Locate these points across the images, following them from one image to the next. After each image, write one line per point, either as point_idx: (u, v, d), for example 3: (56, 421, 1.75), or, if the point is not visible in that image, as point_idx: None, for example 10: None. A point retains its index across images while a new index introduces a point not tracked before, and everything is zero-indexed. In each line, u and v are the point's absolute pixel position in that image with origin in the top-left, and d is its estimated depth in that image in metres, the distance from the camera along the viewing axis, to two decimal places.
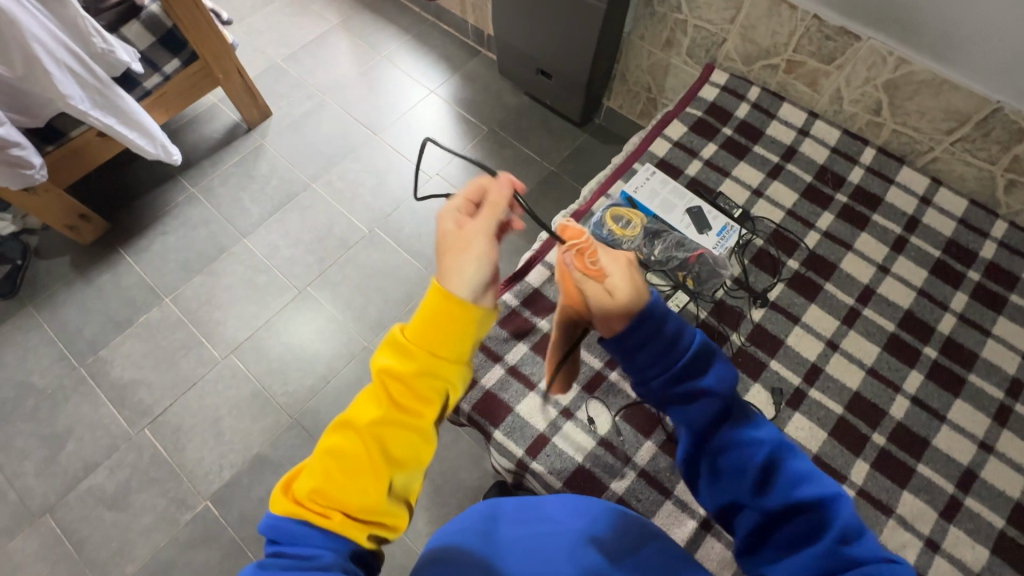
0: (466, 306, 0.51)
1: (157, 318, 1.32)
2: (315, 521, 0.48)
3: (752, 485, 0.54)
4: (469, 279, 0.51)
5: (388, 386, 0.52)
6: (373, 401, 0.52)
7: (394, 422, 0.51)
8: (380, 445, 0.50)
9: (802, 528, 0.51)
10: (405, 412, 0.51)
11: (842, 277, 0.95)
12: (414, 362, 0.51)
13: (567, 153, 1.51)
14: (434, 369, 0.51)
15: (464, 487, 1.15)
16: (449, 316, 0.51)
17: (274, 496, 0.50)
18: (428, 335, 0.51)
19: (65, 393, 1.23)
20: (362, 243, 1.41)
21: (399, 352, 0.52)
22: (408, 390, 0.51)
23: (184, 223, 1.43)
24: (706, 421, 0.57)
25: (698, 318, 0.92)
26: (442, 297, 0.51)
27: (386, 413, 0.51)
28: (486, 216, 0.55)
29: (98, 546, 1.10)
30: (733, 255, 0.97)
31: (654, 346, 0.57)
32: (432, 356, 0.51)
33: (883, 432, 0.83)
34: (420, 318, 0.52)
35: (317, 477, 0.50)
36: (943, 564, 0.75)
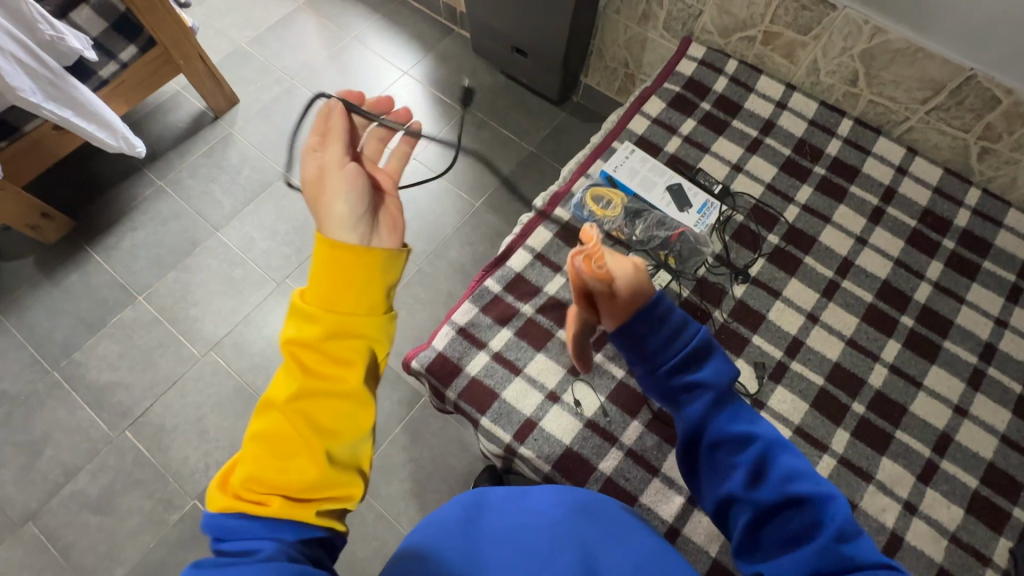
0: (359, 256, 0.54)
1: (131, 317, 1.28)
2: (251, 511, 0.50)
3: (747, 479, 0.57)
4: (342, 222, 0.55)
5: (302, 356, 0.54)
6: (293, 375, 0.54)
7: (314, 391, 0.53)
8: (304, 417, 0.52)
9: (797, 523, 0.54)
10: (323, 375, 0.54)
11: (821, 250, 0.95)
12: (321, 324, 0.54)
13: (546, 133, 1.48)
14: (345, 327, 0.54)
15: (454, 473, 1.15)
16: (350, 274, 0.54)
17: (211, 494, 0.52)
18: (329, 295, 0.54)
19: (39, 399, 1.20)
20: None
21: (305, 320, 0.55)
22: (322, 355, 0.54)
23: (153, 218, 1.38)
24: (703, 415, 0.60)
25: (681, 296, 0.92)
26: (332, 255, 0.54)
27: (302, 383, 0.53)
28: (338, 144, 0.58)
29: (85, 551, 1.09)
30: (713, 232, 0.97)
31: (654, 342, 0.60)
32: (338, 315, 0.54)
33: (863, 401, 0.85)
34: (317, 283, 0.55)
35: (250, 465, 0.51)
36: (921, 525, 0.78)
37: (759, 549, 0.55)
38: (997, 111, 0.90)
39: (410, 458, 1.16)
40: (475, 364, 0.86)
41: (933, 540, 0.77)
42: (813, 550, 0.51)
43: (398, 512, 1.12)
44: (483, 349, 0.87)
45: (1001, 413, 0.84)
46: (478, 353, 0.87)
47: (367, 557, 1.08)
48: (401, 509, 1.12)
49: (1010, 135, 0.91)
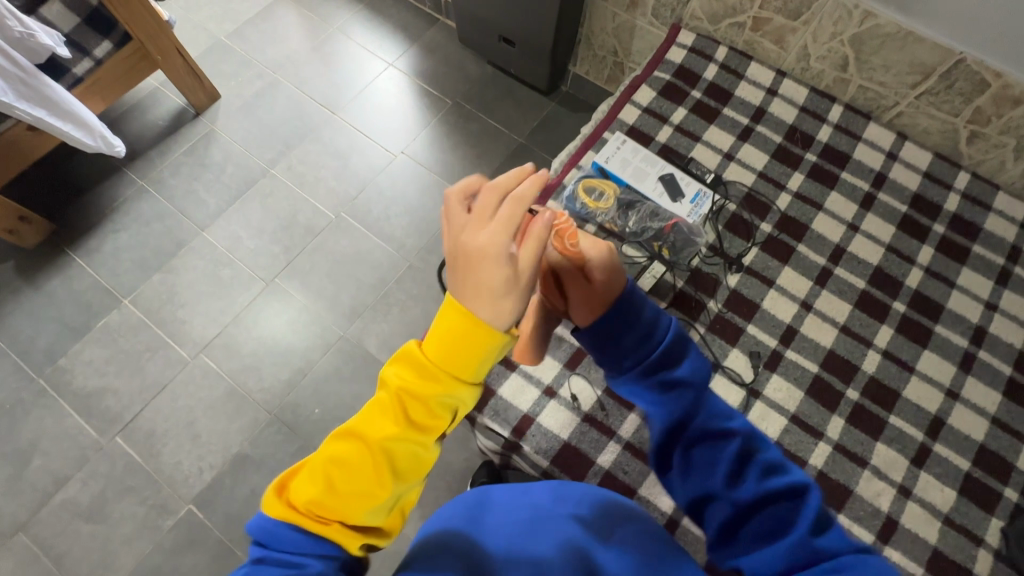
0: (490, 334, 0.49)
1: (116, 321, 1.25)
2: (308, 529, 0.49)
3: (723, 474, 0.55)
4: (503, 310, 0.48)
5: (404, 403, 0.51)
6: (387, 416, 0.52)
7: (404, 440, 0.51)
8: (388, 465, 0.51)
9: (772, 518, 0.52)
10: (412, 430, 0.52)
11: (813, 237, 0.95)
12: (433, 381, 0.51)
13: (535, 124, 1.46)
14: (448, 390, 0.51)
15: (451, 469, 1.15)
16: (476, 342, 0.49)
17: (267, 497, 0.51)
18: (452, 358, 0.50)
19: (24, 407, 1.17)
20: (329, 229, 1.36)
21: (416, 366, 0.52)
22: (421, 409, 0.51)
23: (136, 219, 1.35)
24: (680, 409, 0.59)
25: (675, 287, 0.92)
26: (465, 320, 0.49)
27: (399, 432, 0.51)
28: (532, 231, 0.48)
29: (79, 560, 1.07)
30: (707, 222, 0.96)
31: (629, 333, 0.63)
32: (450, 377, 0.51)
33: (857, 387, 0.85)
34: (445, 336, 0.50)
35: (317, 485, 0.50)
36: (915, 508, 0.79)
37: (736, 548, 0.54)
38: (986, 95, 0.89)
39: None
40: None
41: (927, 523, 0.78)
42: (787, 543, 0.49)
43: None
44: None
45: (991, 395, 0.85)
46: None
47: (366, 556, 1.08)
48: None
49: (999, 119, 0.91)
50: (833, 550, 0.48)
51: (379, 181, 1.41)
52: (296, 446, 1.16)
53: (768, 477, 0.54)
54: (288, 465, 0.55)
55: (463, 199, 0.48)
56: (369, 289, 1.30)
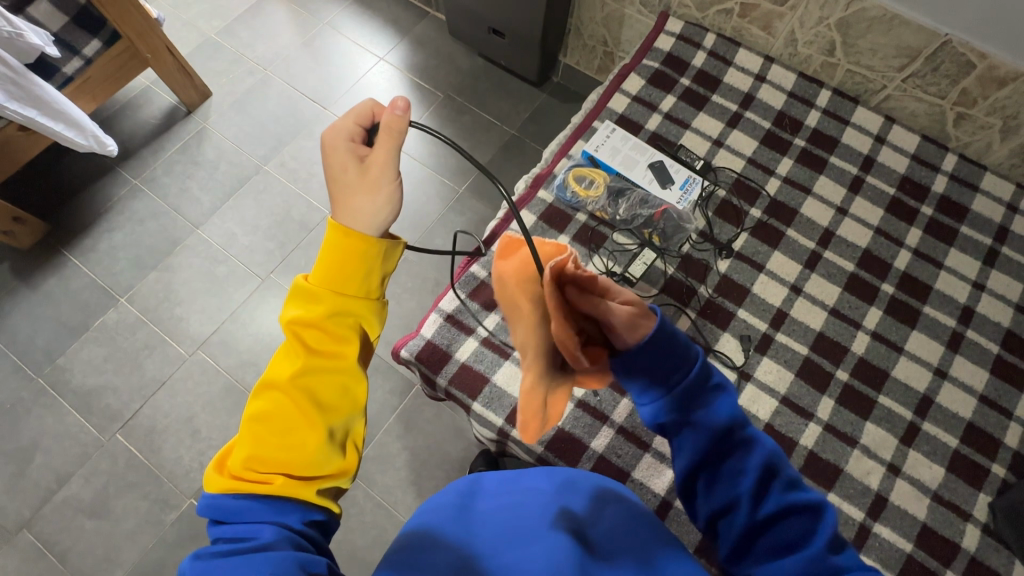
0: (363, 240, 0.55)
1: (113, 320, 1.26)
2: (253, 491, 0.50)
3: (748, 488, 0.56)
4: (367, 213, 0.56)
5: (302, 335, 0.55)
6: (292, 353, 0.55)
7: (316, 369, 0.54)
8: (307, 395, 0.53)
9: (792, 534, 0.53)
10: (322, 356, 0.54)
11: (802, 221, 0.96)
12: (323, 304, 0.55)
13: (527, 115, 1.47)
14: (344, 307, 0.55)
15: (449, 459, 1.17)
16: (350, 251, 0.55)
17: (208, 477, 0.53)
18: (332, 276, 0.55)
19: (25, 406, 1.18)
20: (323, 224, 1.36)
21: (308, 299, 0.55)
22: (323, 333, 0.55)
23: (131, 218, 1.35)
24: (714, 425, 0.58)
25: (666, 274, 0.93)
26: (336, 236, 0.55)
27: (307, 362, 0.54)
28: (383, 141, 0.56)
29: (83, 555, 1.08)
30: (696, 208, 0.96)
31: (672, 348, 0.58)
32: (338, 295, 0.55)
33: (846, 368, 0.87)
34: (320, 263, 0.55)
35: (249, 446, 0.52)
36: (905, 485, 0.80)
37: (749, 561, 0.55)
38: (971, 77, 0.90)
39: (404, 446, 1.17)
40: (464, 349, 0.86)
41: (916, 500, 0.79)
42: (807, 559, 0.50)
43: (396, 500, 1.13)
44: (472, 335, 0.87)
45: (979, 373, 0.86)
46: (467, 339, 0.87)
47: (367, 545, 1.10)
48: (399, 498, 1.13)
49: (984, 100, 0.92)
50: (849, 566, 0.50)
51: None
52: None
53: (789, 493, 0.55)
54: (224, 447, 0.56)
55: (332, 137, 0.57)
56: None
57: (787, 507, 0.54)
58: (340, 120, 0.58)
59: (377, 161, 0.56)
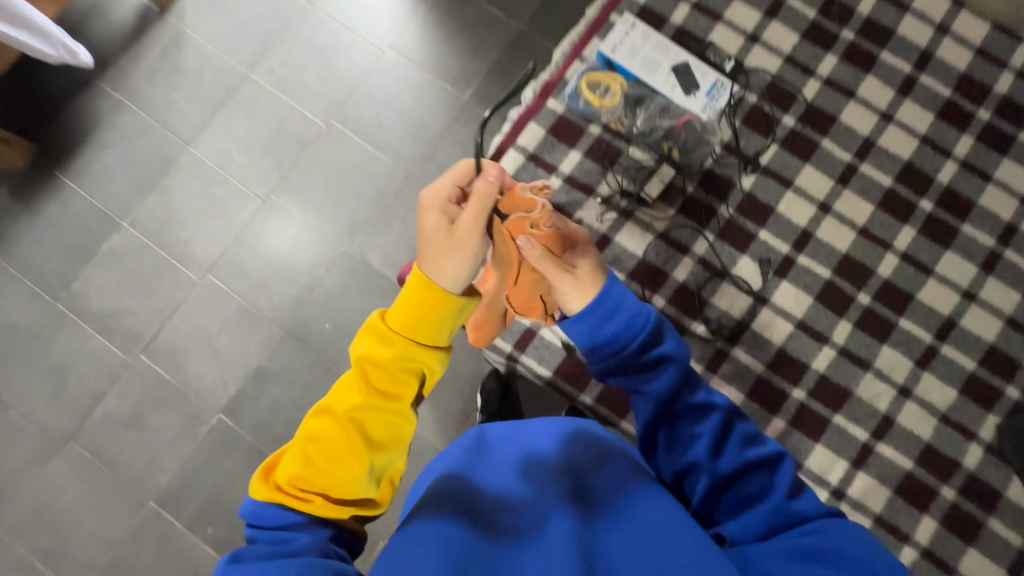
0: (442, 297, 0.58)
1: (120, 244, 1.25)
2: (293, 505, 0.52)
3: (707, 448, 0.58)
4: (450, 273, 0.58)
5: (368, 372, 0.57)
6: (352, 388, 0.57)
7: (373, 406, 0.56)
8: (359, 428, 0.55)
9: (751, 488, 0.56)
10: (383, 399, 0.57)
11: (840, 131, 0.87)
12: (392, 347, 0.58)
13: (536, 6, 1.30)
14: (408, 353, 0.58)
15: (462, 376, 1.20)
16: (428, 303, 0.58)
17: (253, 484, 0.55)
18: (408, 322, 0.58)
19: (50, 330, 1.22)
20: (320, 140, 1.29)
21: (376, 337, 0.58)
22: (386, 375, 0.57)
23: (119, 137, 1.29)
24: (665, 389, 0.59)
25: (685, 193, 0.86)
26: (421, 291, 0.58)
27: (366, 399, 0.56)
28: (475, 203, 0.60)
29: (128, 463, 1.18)
30: (723, 117, 0.87)
31: (611, 316, 0.60)
32: (406, 340, 0.57)
33: (869, 292, 0.83)
34: (399, 307, 0.58)
35: (297, 464, 0.54)
36: (913, 407, 0.80)
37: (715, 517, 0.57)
38: None
39: None
40: None
41: (923, 421, 0.79)
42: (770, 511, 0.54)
43: None
44: None
45: (1010, 295, 0.82)
46: None
47: None
48: (415, 412, 1.19)
49: None
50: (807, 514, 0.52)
51: (368, 82, 1.30)
52: (311, 358, 1.20)
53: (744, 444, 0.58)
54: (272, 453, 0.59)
55: (432, 198, 0.61)
56: (368, 202, 1.26)
57: (743, 458, 0.56)
58: (443, 183, 0.62)
59: (465, 226, 0.59)
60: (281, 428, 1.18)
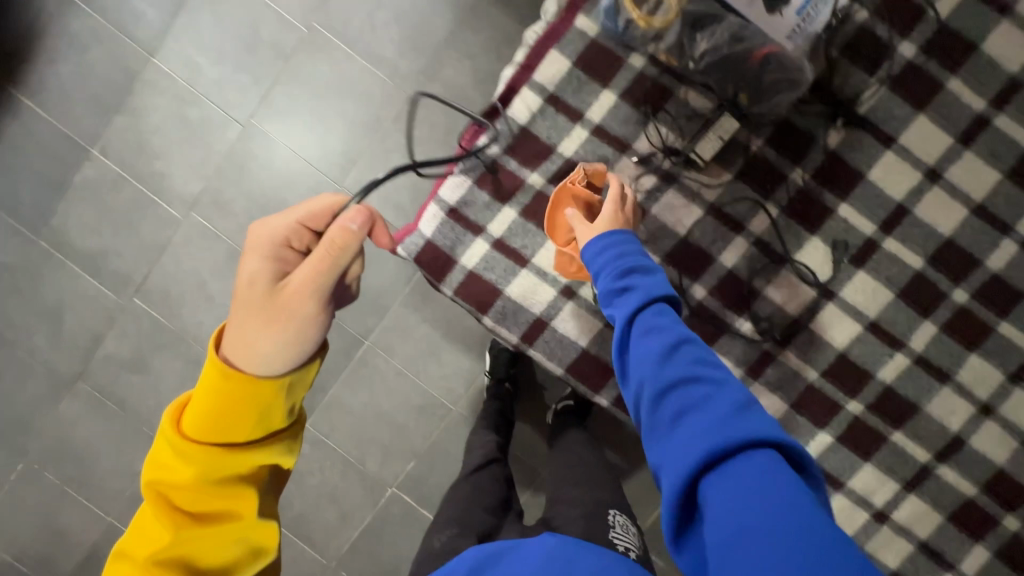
0: (254, 385, 0.52)
1: (93, 175, 1.12)
2: None
3: (662, 355, 0.50)
4: (264, 351, 0.54)
5: (170, 499, 0.50)
6: (155, 525, 0.49)
7: (190, 537, 0.49)
8: (179, 567, 0.49)
9: (700, 396, 0.47)
10: (202, 522, 0.50)
11: (977, 65, 0.63)
12: (191, 464, 0.50)
13: None
14: (221, 463, 0.51)
15: (471, 333, 1.11)
16: (236, 396, 0.52)
17: None
18: (212, 427, 0.51)
19: (37, 268, 1.15)
20: (302, 49, 1.07)
21: (173, 458, 0.51)
22: (199, 495, 0.50)
23: (72, 44, 1.09)
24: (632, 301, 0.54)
25: (749, 151, 0.67)
26: (221, 377, 0.52)
27: (174, 534, 0.49)
28: (323, 252, 0.58)
29: (138, 404, 1.17)
30: (816, 44, 0.63)
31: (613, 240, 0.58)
32: (215, 451, 0.51)
33: (968, 288, 0.66)
34: (197, 408, 0.52)
35: None
36: (992, 428, 0.67)
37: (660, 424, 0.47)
38: None
39: (423, 319, 1.11)
40: (472, 256, 0.70)
41: (1000, 444, 0.67)
42: (705, 429, 0.45)
43: (419, 370, 1.12)
44: (481, 236, 0.70)
45: None
46: (475, 242, 0.70)
47: (393, 408, 1.13)
48: (420, 367, 1.12)
49: None
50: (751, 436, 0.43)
51: None
52: None
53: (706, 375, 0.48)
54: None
55: (261, 241, 0.60)
56: (362, 130, 1.08)
57: (699, 388, 0.48)
58: (283, 219, 0.61)
59: (294, 285, 0.58)
60: None
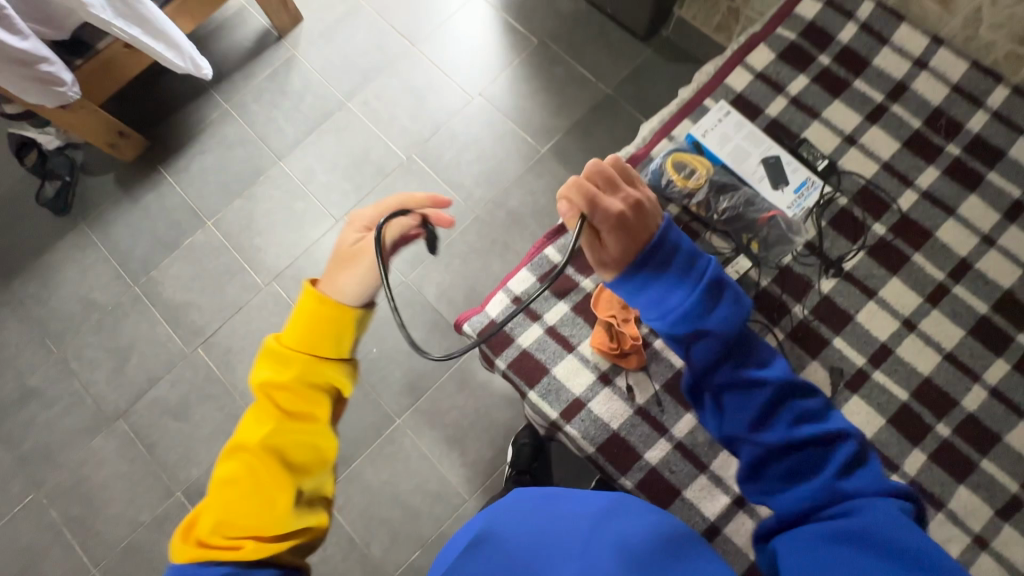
0: (339, 309, 0.60)
1: (201, 241, 1.33)
2: (221, 559, 0.51)
3: (753, 416, 0.57)
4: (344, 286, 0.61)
5: (274, 396, 0.58)
6: (265, 416, 0.58)
7: (287, 428, 0.57)
8: (277, 455, 0.56)
9: (805, 457, 0.55)
10: (296, 418, 0.58)
11: (935, 247, 0.83)
12: (291, 367, 0.59)
13: (626, 73, 1.33)
14: (314, 369, 0.59)
15: (496, 425, 1.19)
16: (326, 317, 0.60)
17: (176, 547, 0.54)
18: (307, 340, 0.59)
19: (124, 310, 1.30)
20: (399, 171, 1.34)
21: (278, 361, 0.59)
22: (295, 395, 0.58)
23: (220, 143, 1.39)
24: (708, 360, 0.59)
25: (759, 286, 0.84)
26: (315, 303, 0.60)
27: (278, 422, 0.57)
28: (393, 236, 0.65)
29: (167, 450, 1.22)
30: (810, 216, 0.85)
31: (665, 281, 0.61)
32: (311, 357, 0.59)
33: (949, 423, 0.77)
34: (295, 325, 0.60)
35: (218, 512, 0.54)
36: (988, 562, 0.72)
37: (763, 483, 0.57)
38: None
39: (455, 405, 1.20)
40: (528, 336, 0.84)
41: None
42: (813, 487, 0.53)
43: (441, 455, 1.18)
44: (538, 321, 0.84)
45: None
46: (532, 325, 0.84)
47: (410, 489, 1.16)
48: (443, 452, 1.18)
49: None
50: (856, 491, 0.52)
51: (453, 123, 1.36)
52: None
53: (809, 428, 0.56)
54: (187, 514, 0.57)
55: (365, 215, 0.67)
56: None
57: (805, 444, 0.55)
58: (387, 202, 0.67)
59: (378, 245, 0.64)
60: None
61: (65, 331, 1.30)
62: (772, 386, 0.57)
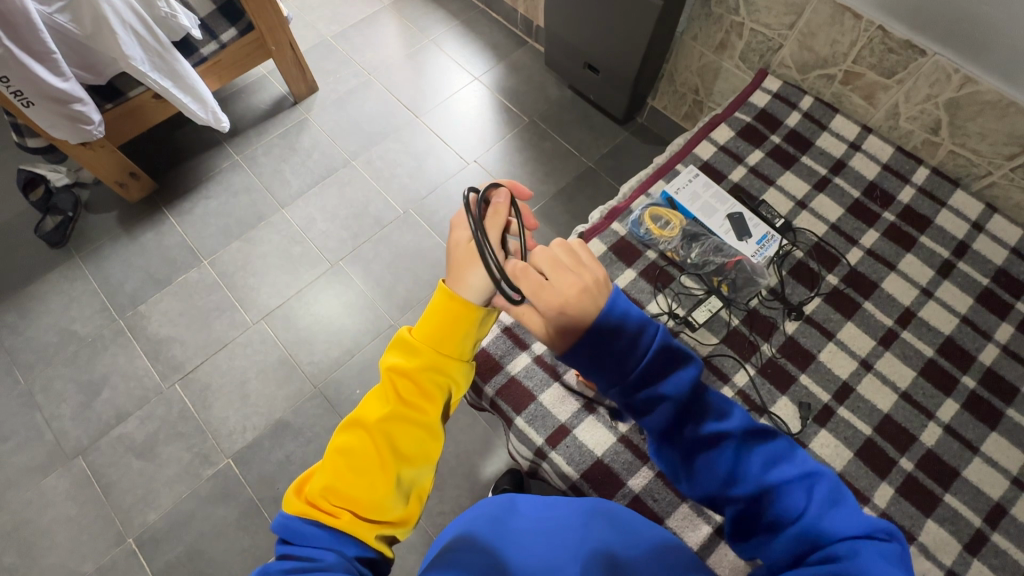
0: (465, 309, 0.63)
1: (194, 279, 1.36)
2: (323, 520, 0.54)
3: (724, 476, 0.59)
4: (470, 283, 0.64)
5: (397, 383, 0.62)
6: (385, 400, 0.61)
7: (401, 417, 0.60)
8: (389, 439, 0.58)
9: (781, 507, 0.56)
10: (410, 407, 0.61)
11: (882, 296, 0.93)
12: (419, 359, 0.62)
13: (606, 150, 1.50)
14: (438, 365, 0.62)
15: (477, 471, 1.17)
16: (453, 318, 0.63)
17: (287, 498, 0.57)
18: (436, 337, 0.63)
19: (103, 343, 1.28)
20: (397, 223, 1.43)
21: (404, 353, 0.63)
22: (415, 387, 0.61)
23: (226, 190, 1.47)
24: (666, 422, 0.61)
25: (730, 325, 0.91)
26: (440, 302, 0.63)
27: (396, 410, 0.60)
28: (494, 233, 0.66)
29: (124, 491, 1.15)
30: (771, 265, 0.95)
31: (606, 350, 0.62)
32: (435, 353, 0.62)
33: (912, 458, 0.81)
34: (427, 320, 0.63)
35: (328, 478, 0.57)
36: None
37: (752, 539, 0.58)
38: None
39: None
40: (516, 364, 0.88)
41: None
42: (796, 534, 0.55)
43: None
44: (526, 350, 0.89)
45: None
46: (520, 354, 0.89)
47: None
48: None
49: None
50: (839, 533, 0.53)
51: (449, 184, 1.48)
52: (334, 421, 1.21)
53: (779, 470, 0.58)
54: (300, 474, 0.61)
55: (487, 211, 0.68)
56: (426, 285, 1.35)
57: (780, 490, 0.57)
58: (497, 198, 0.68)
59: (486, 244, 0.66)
60: (283, 487, 1.15)
61: (35, 362, 1.26)
62: (736, 436, 0.59)
